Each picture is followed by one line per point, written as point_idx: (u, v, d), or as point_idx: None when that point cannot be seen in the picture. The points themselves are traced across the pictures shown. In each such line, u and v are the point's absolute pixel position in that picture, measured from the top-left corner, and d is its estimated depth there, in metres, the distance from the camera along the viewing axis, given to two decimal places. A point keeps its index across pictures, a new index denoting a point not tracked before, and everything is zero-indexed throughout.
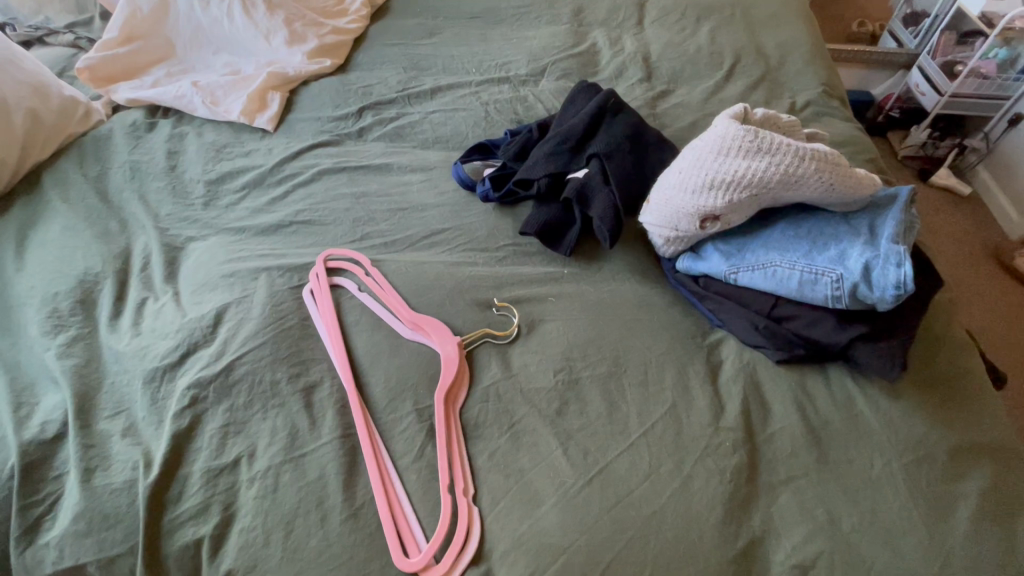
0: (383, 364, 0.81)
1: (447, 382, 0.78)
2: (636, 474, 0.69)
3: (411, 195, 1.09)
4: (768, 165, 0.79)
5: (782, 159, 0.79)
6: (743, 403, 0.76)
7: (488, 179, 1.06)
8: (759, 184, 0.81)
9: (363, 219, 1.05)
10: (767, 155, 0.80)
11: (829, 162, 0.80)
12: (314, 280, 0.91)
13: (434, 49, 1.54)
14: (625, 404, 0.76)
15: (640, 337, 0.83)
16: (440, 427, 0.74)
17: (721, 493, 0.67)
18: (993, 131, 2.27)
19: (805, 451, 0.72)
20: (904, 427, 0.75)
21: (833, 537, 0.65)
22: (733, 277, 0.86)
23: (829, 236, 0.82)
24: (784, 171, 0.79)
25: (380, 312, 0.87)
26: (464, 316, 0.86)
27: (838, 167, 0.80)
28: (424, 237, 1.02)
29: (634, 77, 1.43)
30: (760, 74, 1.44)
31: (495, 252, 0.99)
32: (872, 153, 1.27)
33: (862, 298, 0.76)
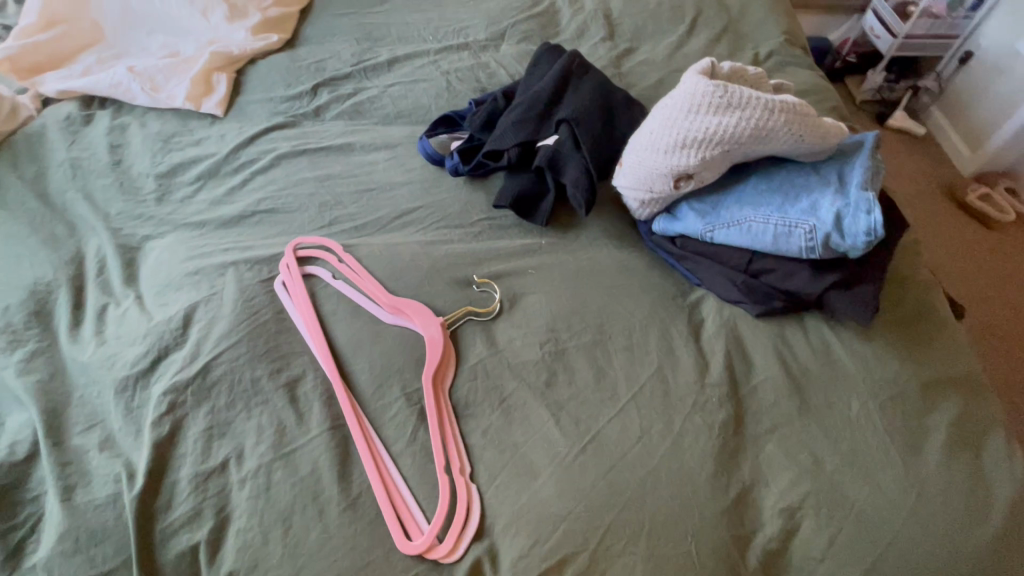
0: (366, 352, 0.79)
1: (434, 364, 0.77)
2: (628, 438, 0.70)
3: (378, 175, 1.05)
4: (738, 121, 0.79)
5: (751, 113, 0.79)
6: (726, 359, 0.77)
7: (456, 152, 1.03)
8: (730, 140, 0.80)
9: (329, 203, 1.01)
10: (736, 111, 0.80)
11: (798, 113, 0.80)
12: (285, 272, 0.87)
13: (386, 17, 1.46)
14: (613, 370, 0.76)
15: (623, 302, 0.83)
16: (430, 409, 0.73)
17: (711, 447, 0.69)
18: (945, 70, 2.33)
19: (787, 399, 0.74)
20: (878, 368, 0.78)
21: (818, 478, 0.68)
22: (710, 235, 0.87)
23: (800, 187, 0.82)
24: (754, 125, 0.79)
25: (358, 299, 0.84)
26: (444, 296, 0.84)
27: (806, 118, 0.80)
28: (395, 217, 0.98)
29: (596, 36, 1.39)
30: (723, 26, 1.42)
31: (470, 228, 0.96)
32: (834, 100, 1.28)
33: (835, 247, 0.78)
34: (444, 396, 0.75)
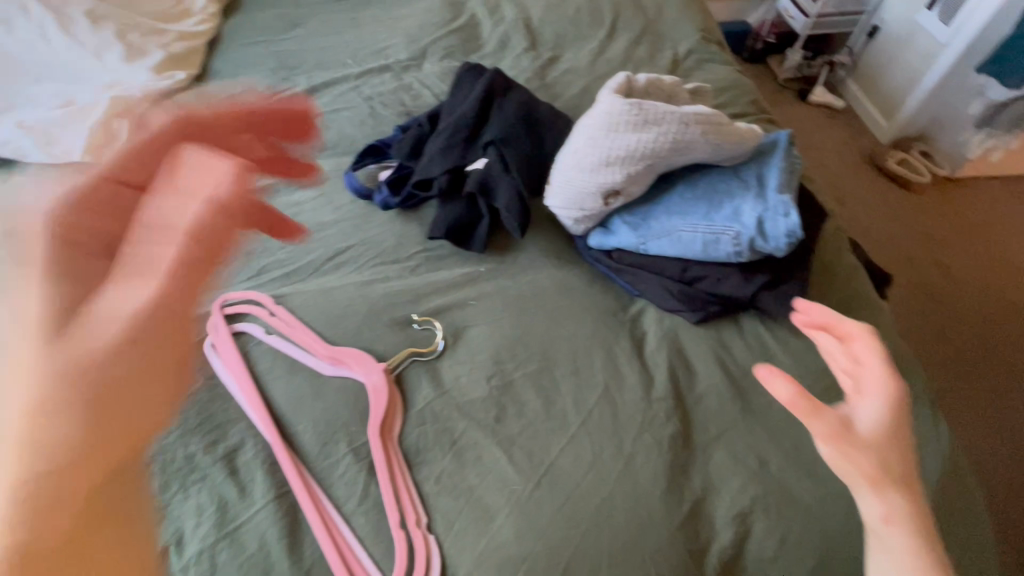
0: (307, 410, 0.76)
1: (380, 415, 0.74)
2: (581, 466, 0.70)
3: (305, 214, 1.01)
4: (656, 135, 0.80)
5: (667, 127, 0.80)
6: (670, 371, 0.79)
7: (384, 185, 1.01)
8: (651, 154, 0.82)
9: (256, 250, 0.96)
10: (653, 125, 0.80)
11: (712, 122, 0.81)
12: (211, 332, 0.82)
13: (301, 44, 1.41)
14: (561, 396, 0.76)
15: (565, 324, 0.83)
16: (380, 463, 0.71)
17: (662, 464, 0.70)
18: (856, 45, 2.45)
19: (731, 404, 0.76)
20: (812, 361, 0.81)
21: (765, 480, 0.70)
22: (643, 247, 0.88)
23: (723, 193, 0.85)
24: (672, 138, 0.80)
25: (294, 353, 0.81)
26: (385, 340, 0.82)
27: (720, 127, 0.82)
28: (327, 259, 0.94)
29: (518, 47, 1.39)
30: (641, 28, 1.44)
31: (407, 262, 0.94)
32: (753, 94, 1.32)
33: (760, 249, 0.80)
34: (394, 447, 0.73)
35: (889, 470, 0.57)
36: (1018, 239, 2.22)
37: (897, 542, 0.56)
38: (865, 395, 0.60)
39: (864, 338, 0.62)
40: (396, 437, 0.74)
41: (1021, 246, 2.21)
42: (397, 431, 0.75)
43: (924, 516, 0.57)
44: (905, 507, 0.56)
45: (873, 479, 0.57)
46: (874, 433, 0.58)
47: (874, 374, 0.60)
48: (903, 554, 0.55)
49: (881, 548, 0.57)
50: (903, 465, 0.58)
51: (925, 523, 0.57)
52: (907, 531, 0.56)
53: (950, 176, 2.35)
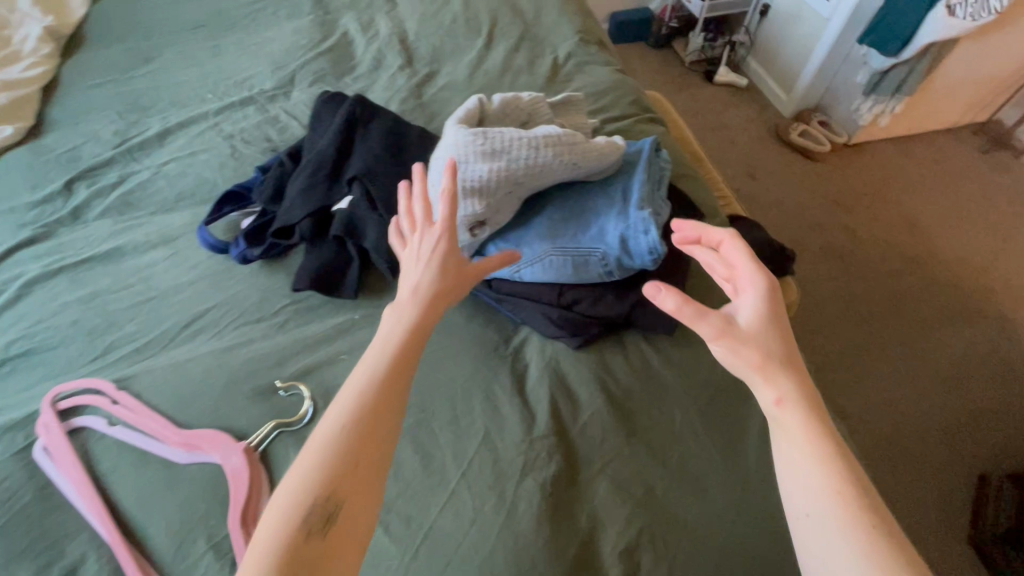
0: (160, 508, 0.69)
1: (239, 505, 0.68)
2: (462, 524, 0.66)
3: (158, 279, 0.91)
4: (510, 162, 0.77)
5: (522, 151, 0.78)
6: (552, 404, 0.76)
7: (243, 238, 0.93)
8: (512, 182, 0.79)
9: (100, 327, 0.86)
10: (505, 153, 0.78)
11: (564, 142, 0.79)
12: (44, 436, 0.73)
13: (153, 80, 1.28)
14: (440, 450, 0.72)
15: (443, 368, 0.79)
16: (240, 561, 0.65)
17: (544, 509, 0.68)
18: (752, 24, 2.53)
19: (615, 430, 0.74)
20: (695, 371, 0.81)
21: (651, 507, 0.69)
22: (519, 274, 0.84)
23: (589, 212, 0.83)
24: (526, 164, 0.78)
25: (142, 444, 0.73)
26: (247, 414, 0.76)
27: (574, 145, 0.80)
28: (183, 327, 0.86)
29: (393, 65, 1.32)
30: (520, 33, 1.41)
31: (273, 319, 0.87)
32: (635, 93, 1.32)
33: (628, 266, 0.80)
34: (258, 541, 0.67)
35: (773, 351, 0.55)
36: (920, 195, 2.25)
37: (792, 421, 0.52)
38: (742, 292, 0.60)
39: (731, 238, 0.62)
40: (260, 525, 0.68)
41: (932, 198, 2.24)
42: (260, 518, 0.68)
43: (819, 398, 0.54)
44: (793, 384, 0.53)
45: (759, 362, 0.54)
46: (754, 320, 0.57)
47: (745, 269, 0.60)
48: (800, 433, 0.51)
49: (779, 435, 0.52)
50: (788, 347, 0.56)
51: (817, 402, 0.54)
52: (801, 409, 0.52)
53: (848, 142, 2.37)
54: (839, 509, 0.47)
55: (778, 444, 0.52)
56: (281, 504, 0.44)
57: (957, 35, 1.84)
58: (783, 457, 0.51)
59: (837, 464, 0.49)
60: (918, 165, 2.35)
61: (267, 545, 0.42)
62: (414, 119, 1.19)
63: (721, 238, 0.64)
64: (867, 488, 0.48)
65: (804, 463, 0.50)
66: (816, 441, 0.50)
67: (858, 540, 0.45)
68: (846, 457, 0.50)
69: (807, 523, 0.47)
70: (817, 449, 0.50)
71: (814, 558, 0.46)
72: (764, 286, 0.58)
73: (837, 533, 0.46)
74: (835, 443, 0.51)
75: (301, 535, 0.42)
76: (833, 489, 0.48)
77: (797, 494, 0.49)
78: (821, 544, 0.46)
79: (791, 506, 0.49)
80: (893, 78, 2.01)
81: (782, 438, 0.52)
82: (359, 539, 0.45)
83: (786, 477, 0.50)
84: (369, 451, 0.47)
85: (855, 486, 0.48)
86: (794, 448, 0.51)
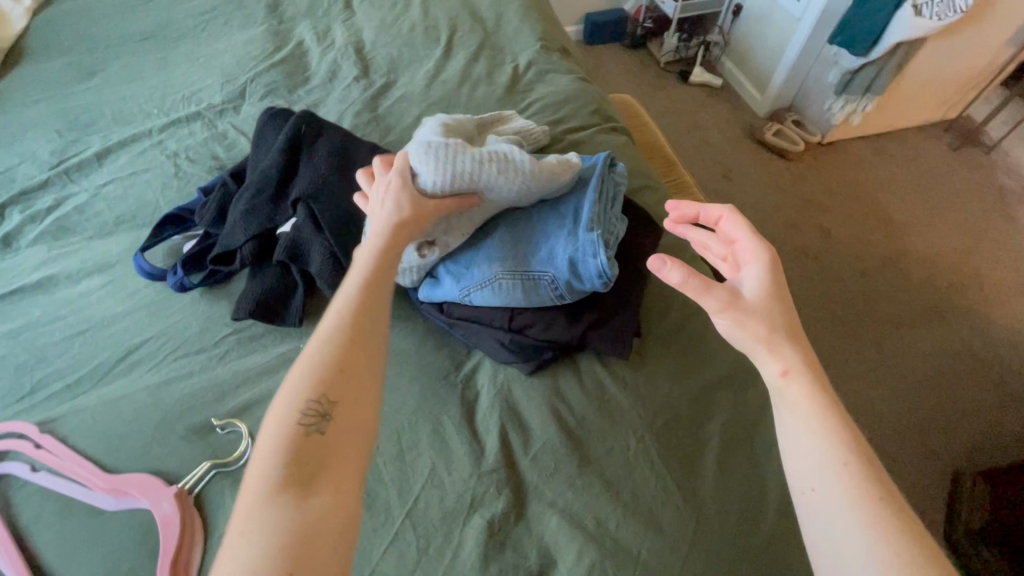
0: (83, 560, 0.65)
1: (167, 555, 0.63)
2: (404, 567, 0.64)
3: (92, 310, 0.87)
4: (480, 200, 0.77)
5: (484, 178, 0.76)
6: (502, 434, 0.73)
7: (180, 264, 0.88)
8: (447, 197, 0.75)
9: (27, 363, 0.82)
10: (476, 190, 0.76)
11: (536, 180, 0.78)
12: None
13: (95, 95, 1.23)
14: (384, 487, 0.69)
15: (389, 399, 0.76)
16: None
17: (492, 547, 0.65)
18: (725, 24, 2.52)
19: (568, 460, 0.72)
20: (650, 394, 0.79)
21: (603, 540, 0.66)
22: (467, 298, 0.81)
23: (540, 233, 0.80)
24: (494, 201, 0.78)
25: (66, 493, 0.69)
26: (182, 454, 0.72)
27: (543, 183, 0.79)
28: (117, 361, 0.82)
29: (349, 76, 1.28)
30: (479, 41, 1.38)
31: (214, 349, 0.83)
32: (598, 101, 1.30)
33: (580, 290, 0.77)
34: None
35: (776, 322, 0.53)
36: (893, 192, 2.26)
37: (798, 394, 0.50)
38: (744, 266, 0.58)
39: (730, 214, 0.60)
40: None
41: (903, 195, 2.26)
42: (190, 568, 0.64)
43: (822, 370, 0.52)
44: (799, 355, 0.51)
45: (764, 333, 0.53)
46: (756, 291, 0.55)
47: (745, 242, 0.58)
48: (805, 406, 0.50)
49: (782, 405, 0.51)
50: (790, 318, 0.54)
51: (820, 371, 0.52)
52: (805, 380, 0.51)
53: (820, 141, 2.38)
54: (846, 482, 0.46)
55: (782, 414, 0.51)
56: (288, 407, 0.51)
57: (925, 35, 1.84)
58: (788, 427, 0.50)
59: (843, 434, 0.48)
60: (890, 164, 2.36)
61: (277, 442, 0.50)
62: (368, 133, 1.15)
63: (720, 213, 0.62)
64: (871, 459, 0.47)
65: (809, 436, 0.48)
66: (819, 411, 0.49)
67: (864, 511, 0.44)
68: (849, 426, 0.49)
69: (813, 494, 0.47)
70: (824, 420, 0.49)
71: (822, 530, 0.45)
72: (763, 257, 0.57)
73: (842, 504, 0.45)
74: (839, 414, 0.49)
75: (305, 432, 0.50)
76: (838, 462, 0.46)
77: (803, 464, 0.48)
78: (828, 514, 0.45)
79: (797, 477, 0.48)
80: (863, 78, 2.01)
81: (787, 408, 0.50)
82: (357, 432, 0.52)
83: (792, 449, 0.49)
84: (355, 355, 0.55)
85: (860, 456, 0.47)
86: (798, 420, 0.49)
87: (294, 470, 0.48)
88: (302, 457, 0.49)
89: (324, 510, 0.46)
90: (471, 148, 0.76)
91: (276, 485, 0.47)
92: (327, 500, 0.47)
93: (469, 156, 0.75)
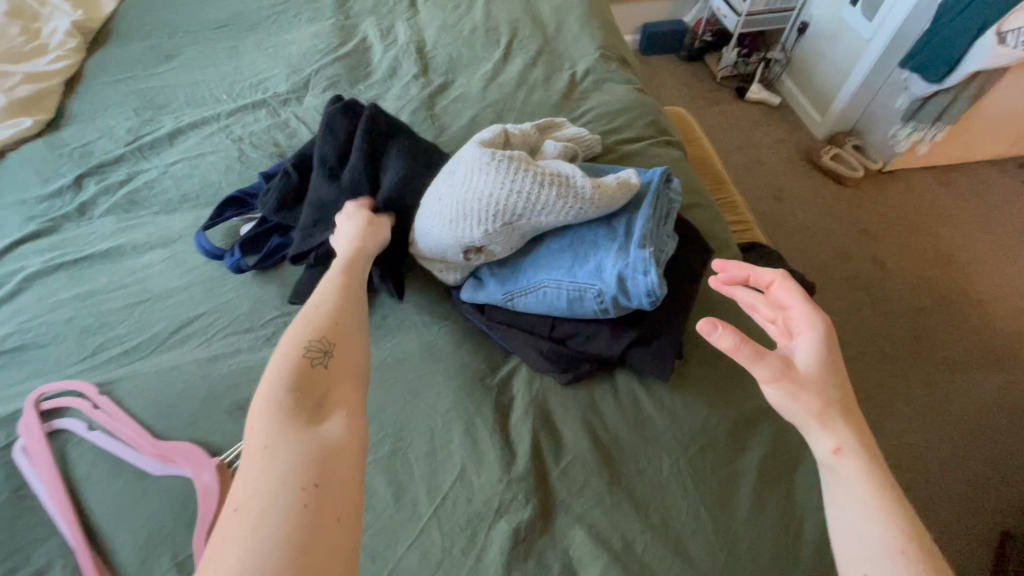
0: (128, 519, 0.68)
1: (205, 525, 0.66)
2: (428, 564, 0.64)
3: (153, 281, 0.92)
4: (538, 220, 0.77)
5: (547, 200, 0.76)
6: (534, 442, 0.73)
7: (238, 247, 0.93)
8: (472, 204, 0.75)
9: (91, 326, 0.87)
10: (536, 210, 0.76)
11: (597, 207, 0.77)
12: (24, 436, 0.73)
13: (170, 78, 1.29)
14: (413, 482, 0.70)
15: (425, 395, 0.77)
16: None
17: (515, 556, 0.65)
18: (789, 41, 2.44)
19: (598, 475, 0.71)
20: (688, 417, 0.77)
21: (628, 561, 0.65)
22: (512, 303, 0.82)
23: (589, 244, 0.79)
24: (552, 221, 0.78)
25: (117, 453, 0.72)
26: (225, 428, 0.75)
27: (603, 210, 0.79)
28: (172, 332, 0.86)
29: (408, 73, 1.30)
30: (538, 47, 1.38)
31: (262, 330, 0.86)
32: (653, 113, 1.28)
33: (625, 306, 0.76)
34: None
35: (829, 393, 0.51)
36: (958, 228, 2.13)
37: (850, 474, 0.48)
38: (797, 333, 0.55)
39: (783, 278, 0.58)
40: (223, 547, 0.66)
41: (969, 232, 2.13)
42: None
43: (877, 450, 0.49)
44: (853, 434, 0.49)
45: (816, 410, 0.50)
46: (810, 362, 0.52)
47: (799, 309, 0.55)
48: (859, 486, 0.47)
49: (831, 482, 0.49)
50: (842, 391, 0.52)
51: (871, 446, 0.50)
52: (861, 461, 0.48)
53: (882, 168, 2.27)
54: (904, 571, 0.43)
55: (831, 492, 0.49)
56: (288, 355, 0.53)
57: (1007, 65, 1.73)
58: (840, 508, 0.47)
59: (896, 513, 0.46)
60: (956, 198, 2.24)
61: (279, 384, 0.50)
62: (423, 131, 1.17)
63: (773, 276, 0.59)
64: (934, 556, 0.44)
65: (862, 516, 0.46)
66: (871, 489, 0.47)
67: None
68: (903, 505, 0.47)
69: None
70: (879, 500, 0.46)
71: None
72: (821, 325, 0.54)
73: None
74: (893, 494, 0.47)
75: (307, 368, 0.52)
76: (896, 547, 0.44)
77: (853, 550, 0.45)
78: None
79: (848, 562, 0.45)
80: (935, 107, 1.91)
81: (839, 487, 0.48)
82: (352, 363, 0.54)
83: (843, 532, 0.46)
84: (342, 309, 0.59)
85: (917, 539, 0.45)
86: (851, 502, 0.47)
87: (302, 407, 0.49)
88: (310, 385, 0.51)
89: (336, 434, 0.47)
90: (537, 169, 0.76)
91: (288, 421, 0.47)
92: (340, 422, 0.49)
93: (536, 177, 0.75)
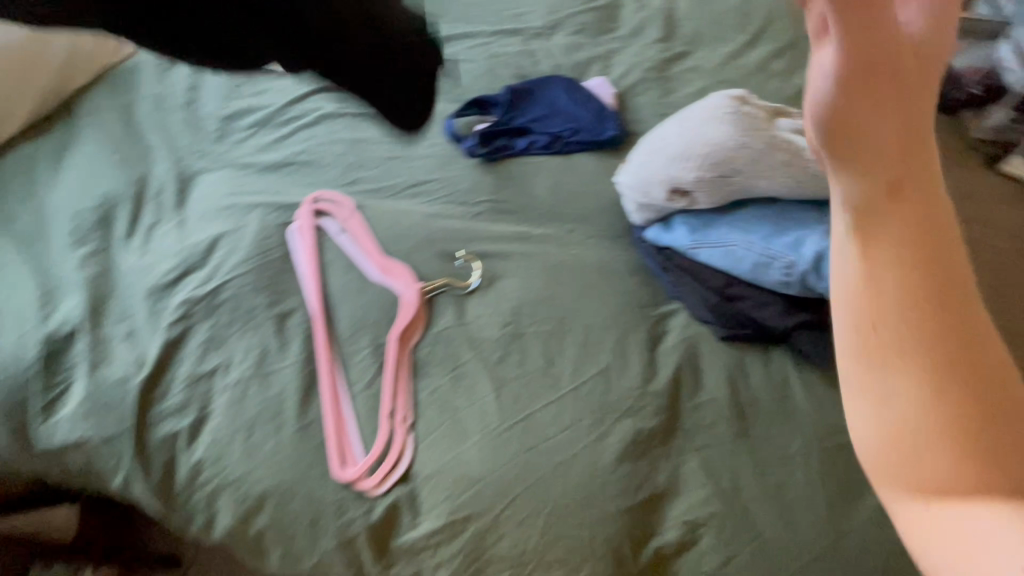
0: (351, 301, 0.89)
1: (403, 327, 0.84)
2: (558, 423, 0.74)
3: (404, 145, 1.12)
4: (752, 182, 0.82)
5: (770, 167, 0.80)
6: (676, 372, 0.79)
7: (477, 135, 1.10)
8: (666, 157, 0.86)
9: (355, 163, 1.10)
10: (755, 172, 0.81)
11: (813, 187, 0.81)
12: (300, 220, 0.97)
13: None
14: (564, 360, 0.80)
15: (593, 300, 0.87)
16: (388, 364, 0.81)
17: (632, 451, 0.72)
18: None
19: (727, 422, 0.75)
20: (835, 412, 0.76)
21: (731, 500, 0.69)
22: (695, 251, 0.87)
23: (794, 219, 0.82)
24: (765, 188, 0.82)
25: (355, 254, 0.93)
26: (431, 266, 0.92)
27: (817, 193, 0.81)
28: (409, 186, 1.06)
29: (651, 36, 1.36)
30: (788, 41, 1.35)
31: (473, 207, 1.02)
32: None
33: (811, 286, 0.78)
34: (404, 358, 0.83)
35: (883, 148, 0.30)
36: None
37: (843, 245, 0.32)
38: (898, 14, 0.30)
39: None
40: (409, 349, 0.84)
41: None
42: (410, 344, 0.84)
43: (940, 251, 0.31)
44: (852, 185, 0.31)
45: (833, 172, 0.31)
46: (820, 111, 0.30)
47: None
48: (864, 300, 0.31)
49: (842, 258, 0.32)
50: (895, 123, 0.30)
51: (949, 238, 0.32)
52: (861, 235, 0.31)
53: None
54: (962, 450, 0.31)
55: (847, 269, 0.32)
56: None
57: None
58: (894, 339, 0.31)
59: (860, 350, 0.32)
60: None
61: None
62: (649, 89, 1.23)
63: None
64: (965, 421, 0.31)
65: (912, 386, 0.31)
66: (892, 325, 0.31)
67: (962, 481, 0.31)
68: (850, 336, 0.32)
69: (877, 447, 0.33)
70: (954, 355, 0.31)
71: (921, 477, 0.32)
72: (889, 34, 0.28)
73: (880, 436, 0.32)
74: (954, 344, 0.31)
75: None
76: (931, 418, 0.31)
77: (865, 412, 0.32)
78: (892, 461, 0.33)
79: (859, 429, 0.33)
80: None
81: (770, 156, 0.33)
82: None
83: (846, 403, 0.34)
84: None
85: (1000, 405, 0.32)
86: (891, 316, 0.31)
87: None
88: None
89: None
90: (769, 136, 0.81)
91: None
92: None
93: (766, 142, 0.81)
